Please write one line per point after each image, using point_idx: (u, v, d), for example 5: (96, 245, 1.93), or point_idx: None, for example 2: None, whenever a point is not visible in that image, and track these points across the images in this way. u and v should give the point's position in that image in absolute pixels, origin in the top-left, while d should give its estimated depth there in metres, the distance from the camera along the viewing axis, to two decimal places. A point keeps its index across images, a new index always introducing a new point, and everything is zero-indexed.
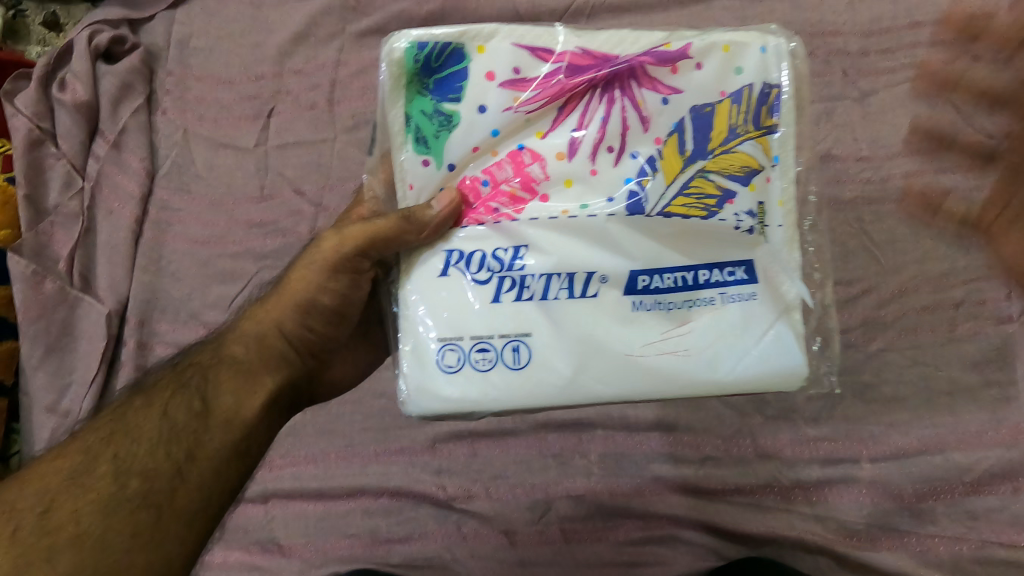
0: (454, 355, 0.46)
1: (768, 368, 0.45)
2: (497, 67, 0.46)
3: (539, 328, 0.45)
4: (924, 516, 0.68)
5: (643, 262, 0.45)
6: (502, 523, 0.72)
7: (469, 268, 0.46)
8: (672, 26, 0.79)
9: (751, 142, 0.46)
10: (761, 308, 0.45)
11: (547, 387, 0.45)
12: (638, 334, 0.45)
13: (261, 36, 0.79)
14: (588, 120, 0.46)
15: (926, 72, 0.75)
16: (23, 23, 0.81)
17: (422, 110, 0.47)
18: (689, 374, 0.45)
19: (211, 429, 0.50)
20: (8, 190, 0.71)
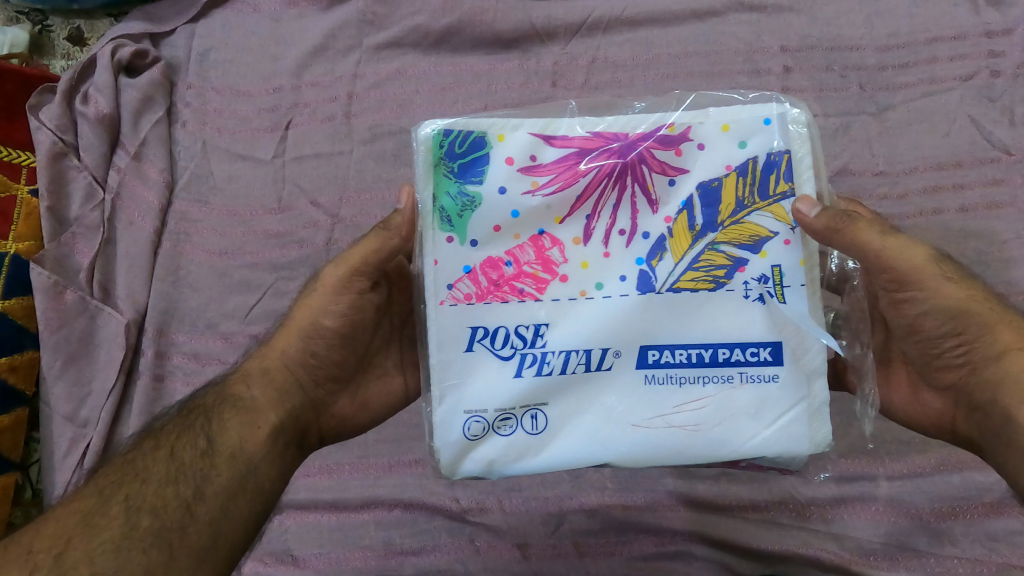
0: (479, 425, 0.48)
1: (783, 447, 0.47)
2: (516, 153, 0.48)
3: (557, 400, 0.48)
4: (944, 536, 0.67)
5: (654, 338, 0.47)
6: (516, 536, 0.72)
7: (493, 344, 0.48)
8: (688, 41, 0.79)
9: (760, 212, 0.47)
10: (779, 392, 0.47)
11: (566, 456, 0.47)
12: (656, 410, 0.47)
13: (279, 49, 0.80)
14: (600, 203, 0.48)
15: (944, 88, 0.74)
16: (48, 38, 0.82)
17: (448, 192, 0.48)
18: (703, 451, 0.47)
19: (219, 466, 0.47)
20: (31, 201, 0.71)
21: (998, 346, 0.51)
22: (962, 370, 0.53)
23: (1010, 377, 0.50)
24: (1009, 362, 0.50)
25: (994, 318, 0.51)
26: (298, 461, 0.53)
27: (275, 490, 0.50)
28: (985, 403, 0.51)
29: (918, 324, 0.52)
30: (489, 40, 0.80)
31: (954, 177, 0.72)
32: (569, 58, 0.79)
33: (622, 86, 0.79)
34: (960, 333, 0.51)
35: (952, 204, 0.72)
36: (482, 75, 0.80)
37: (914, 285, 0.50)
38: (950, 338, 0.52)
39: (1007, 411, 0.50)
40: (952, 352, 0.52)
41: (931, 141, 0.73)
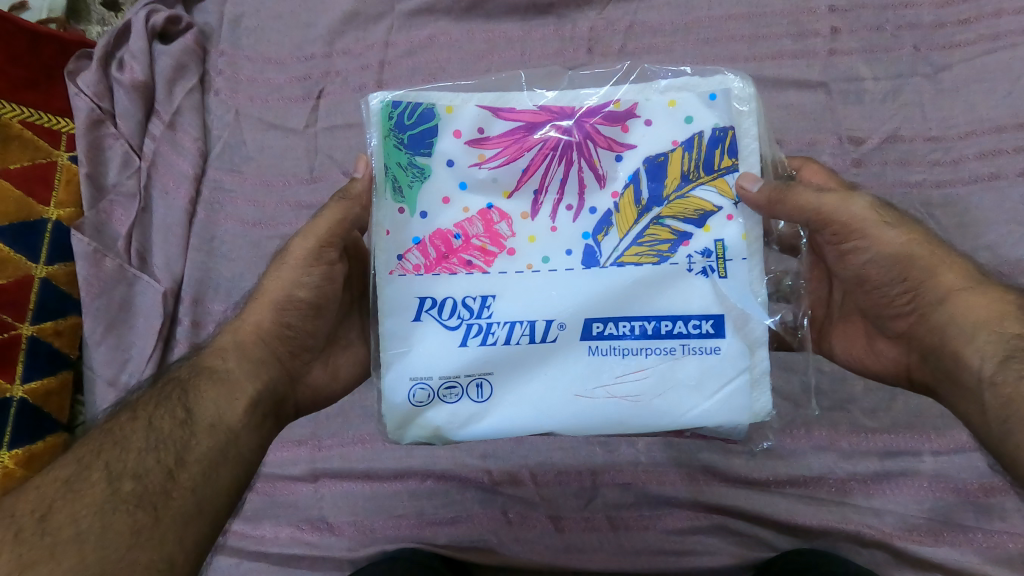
0: (424, 392, 0.47)
1: (722, 418, 0.47)
2: (464, 125, 0.48)
3: (501, 370, 0.47)
4: (991, 512, 0.65)
5: (598, 311, 0.47)
6: (548, 508, 0.72)
7: (440, 313, 0.48)
8: (731, 2, 0.76)
9: (704, 186, 0.47)
10: (719, 364, 0.46)
11: (508, 423, 0.47)
12: (598, 382, 0.47)
13: (311, 15, 0.79)
14: (546, 175, 0.48)
15: (1008, 44, 0.70)
16: (83, 3, 0.82)
17: (398, 162, 0.48)
18: (643, 421, 0.47)
19: (200, 433, 0.46)
20: (71, 168, 0.72)
21: (942, 288, 0.50)
22: (911, 315, 0.52)
23: (955, 317, 0.49)
24: (953, 303, 0.49)
25: (935, 260, 0.50)
26: (277, 432, 0.51)
27: (259, 457, 0.48)
28: (933, 346, 0.51)
29: (866, 274, 0.52)
30: (524, 4, 0.78)
31: (1016, 140, 0.68)
32: (606, 23, 0.77)
33: (661, 51, 0.76)
34: (905, 278, 0.50)
35: (1012, 168, 0.68)
36: (516, 41, 0.78)
37: (854, 234, 0.50)
38: (897, 286, 0.51)
39: (955, 353, 0.49)
40: (902, 298, 0.52)
41: (990, 103, 0.70)
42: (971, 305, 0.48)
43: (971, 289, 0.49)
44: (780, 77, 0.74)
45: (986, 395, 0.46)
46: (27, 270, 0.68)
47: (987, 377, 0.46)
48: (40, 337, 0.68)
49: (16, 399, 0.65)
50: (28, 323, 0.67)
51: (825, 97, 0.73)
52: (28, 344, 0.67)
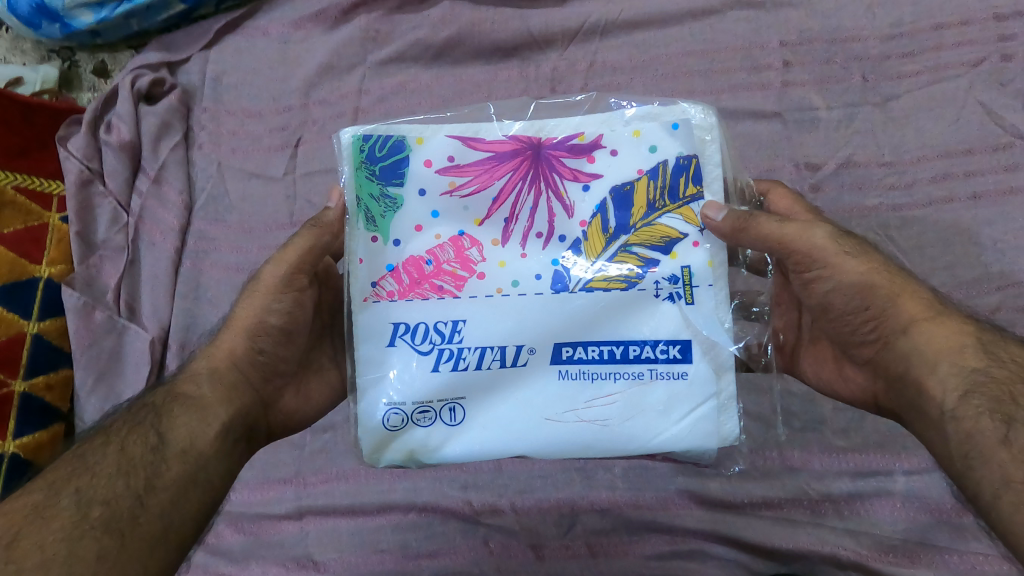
0: (399, 417, 0.49)
1: (688, 443, 0.48)
2: (434, 156, 0.51)
3: (474, 394, 0.49)
4: (965, 531, 0.66)
5: (567, 336, 0.49)
6: (529, 536, 0.72)
7: (414, 339, 0.50)
8: (686, 39, 0.79)
9: (670, 214, 0.50)
10: (687, 390, 0.48)
11: (479, 446, 0.49)
12: (568, 405, 0.48)
13: (288, 69, 0.83)
14: (514, 204, 0.51)
15: (951, 75, 0.73)
16: (76, 73, 0.87)
17: (371, 193, 0.51)
18: (611, 444, 0.48)
19: (171, 460, 0.49)
20: (61, 228, 0.76)
21: (904, 317, 0.52)
22: (876, 343, 0.54)
23: (918, 347, 0.51)
24: (915, 332, 0.51)
25: (898, 289, 0.52)
26: (248, 456, 0.54)
27: (227, 483, 0.51)
28: (898, 374, 0.52)
29: (830, 302, 0.54)
30: (489, 50, 0.81)
31: (964, 165, 0.71)
32: (568, 63, 0.81)
33: (621, 89, 0.79)
34: (867, 308, 0.53)
35: (962, 192, 0.71)
36: (483, 84, 0.81)
37: (817, 263, 0.52)
38: (860, 314, 0.53)
39: (918, 382, 0.50)
40: (866, 326, 0.54)
41: (938, 129, 0.73)
42: (932, 335, 0.50)
43: (933, 318, 0.51)
44: (736, 108, 0.77)
45: (948, 426, 0.48)
46: (20, 327, 0.71)
47: (949, 410, 0.48)
48: (33, 392, 0.71)
49: (9, 454, 0.69)
50: (21, 380, 0.71)
51: (781, 126, 0.76)
52: (21, 399, 0.70)
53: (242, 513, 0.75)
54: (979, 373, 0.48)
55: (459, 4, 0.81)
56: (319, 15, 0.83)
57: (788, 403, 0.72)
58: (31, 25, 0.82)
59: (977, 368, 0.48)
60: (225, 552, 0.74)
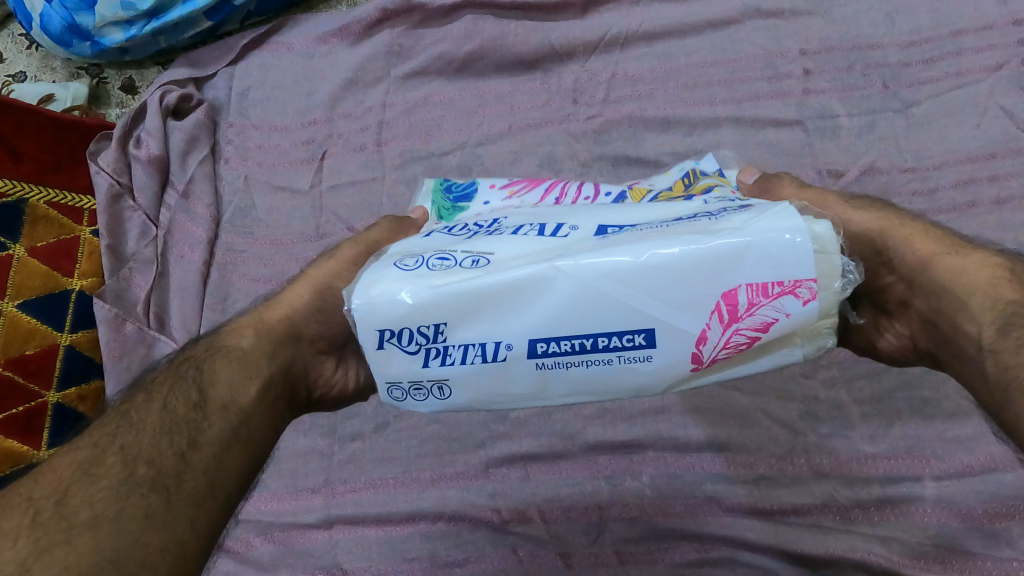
0: (413, 261, 0.41)
1: (771, 252, 0.37)
2: (497, 182, 0.59)
3: (504, 248, 0.40)
4: (998, 538, 0.64)
5: (612, 218, 0.42)
6: (558, 545, 0.71)
7: (450, 230, 0.45)
8: (707, 49, 0.81)
9: (712, 182, 0.53)
10: (759, 215, 0.38)
11: (502, 284, 0.38)
12: (615, 241, 0.39)
13: (313, 84, 0.84)
14: (562, 189, 0.55)
15: (971, 80, 0.75)
16: (104, 89, 0.89)
17: (443, 204, 0.57)
18: (673, 269, 0.37)
19: (211, 416, 0.45)
20: (93, 241, 0.78)
21: (921, 256, 0.48)
22: (900, 285, 0.49)
23: (945, 283, 0.46)
24: (936, 268, 0.47)
25: (908, 230, 0.49)
26: (287, 418, 0.51)
27: (269, 443, 0.48)
28: (928, 312, 0.48)
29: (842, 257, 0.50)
30: (511, 62, 0.83)
31: (988, 169, 0.71)
32: (590, 74, 0.82)
33: (643, 98, 0.80)
34: (878, 254, 0.49)
35: (987, 196, 0.70)
36: (506, 96, 0.82)
37: None
38: (872, 261, 0.50)
39: (951, 321, 0.46)
40: (882, 272, 0.50)
41: (960, 134, 0.73)
42: (955, 268, 0.46)
43: (953, 252, 0.47)
44: (757, 116, 0.77)
45: (988, 362, 0.44)
46: (53, 338, 0.73)
47: (986, 344, 0.44)
48: (65, 402, 0.72)
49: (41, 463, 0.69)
50: (55, 391, 0.72)
51: (803, 133, 0.76)
52: (54, 410, 0.71)
53: (271, 523, 0.75)
54: (1015, 305, 0.44)
55: (481, 19, 0.83)
56: (343, 30, 0.85)
57: (813, 408, 0.73)
58: (62, 43, 0.84)
59: (1015, 300, 0.44)
60: (254, 562, 0.73)
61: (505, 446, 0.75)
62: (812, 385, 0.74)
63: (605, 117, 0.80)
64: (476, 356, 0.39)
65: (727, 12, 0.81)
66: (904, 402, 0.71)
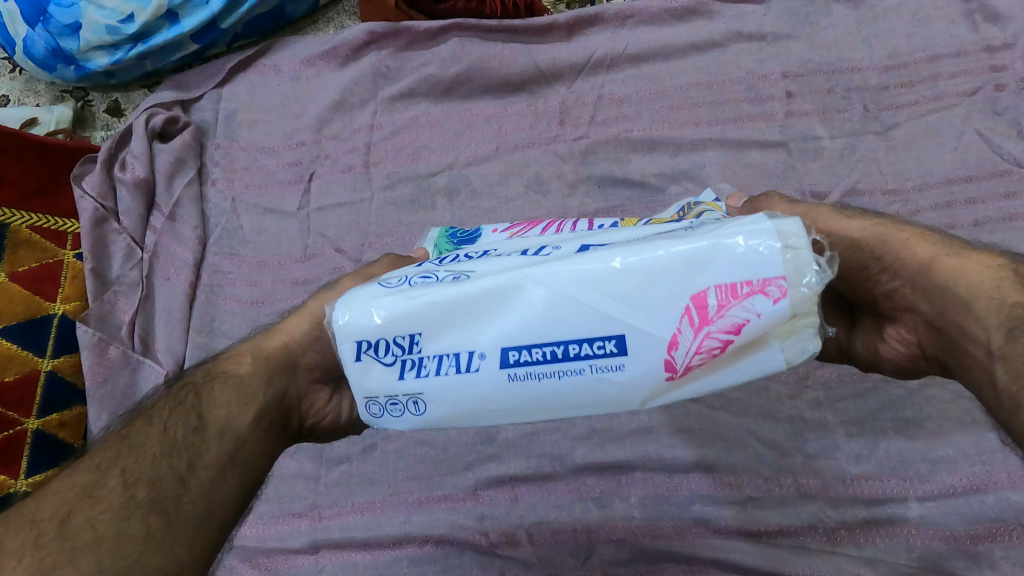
0: (396, 279, 0.42)
1: (743, 253, 0.37)
2: (499, 222, 0.59)
3: (483, 265, 0.41)
4: (981, 560, 0.64)
5: (591, 237, 0.43)
6: (546, 568, 0.70)
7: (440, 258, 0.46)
8: (691, 72, 0.82)
9: (706, 208, 0.52)
10: (728, 223, 0.39)
11: (475, 294, 0.38)
12: (588, 252, 0.39)
13: (301, 106, 0.84)
14: (558, 227, 0.55)
15: (948, 104, 0.76)
16: (90, 112, 0.89)
17: (443, 245, 0.57)
18: (643, 275, 0.37)
19: (209, 440, 0.45)
20: (76, 265, 0.77)
21: (922, 259, 0.48)
22: (903, 289, 0.49)
23: (949, 286, 0.47)
24: (938, 270, 0.48)
25: (906, 234, 0.49)
26: (282, 444, 0.51)
27: (265, 468, 0.48)
28: (934, 316, 0.48)
29: (844, 265, 0.49)
30: (498, 84, 0.83)
31: (967, 192, 0.72)
32: (576, 96, 0.82)
33: (629, 119, 0.81)
34: (879, 260, 0.49)
35: (966, 218, 0.71)
36: (492, 118, 0.83)
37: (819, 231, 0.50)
38: (874, 267, 0.49)
39: (958, 324, 0.46)
40: (884, 278, 0.49)
41: (938, 157, 0.75)
42: (957, 271, 0.47)
43: (951, 255, 0.48)
44: (741, 138, 0.78)
45: (1000, 365, 0.44)
46: (34, 364, 0.72)
47: (996, 347, 0.44)
48: (46, 429, 0.71)
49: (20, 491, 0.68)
50: (34, 418, 0.71)
51: (786, 155, 0.77)
52: (33, 437, 0.70)
53: (257, 548, 0.74)
54: (1019, 307, 0.44)
55: (467, 42, 0.84)
56: (330, 53, 0.85)
57: (799, 429, 0.73)
58: (46, 67, 0.83)
59: (1019, 302, 0.45)
60: None
61: (493, 467, 0.75)
62: (798, 406, 0.74)
63: (592, 139, 0.80)
64: (451, 366, 0.39)
65: (710, 35, 0.82)
66: (888, 423, 0.72)
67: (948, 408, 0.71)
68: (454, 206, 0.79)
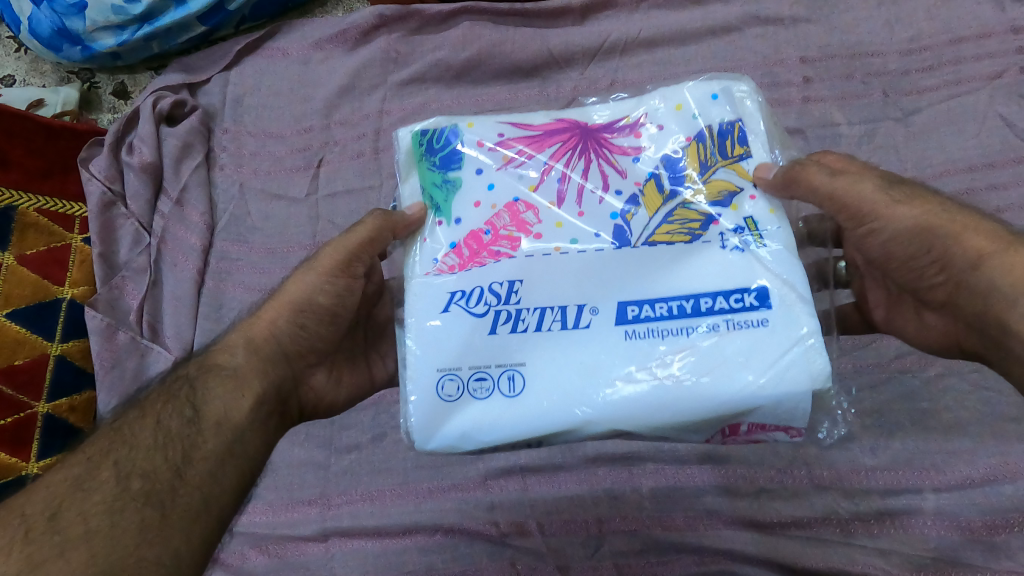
0: (454, 385, 0.45)
1: (778, 389, 0.42)
2: (486, 135, 0.51)
3: (539, 363, 0.45)
4: (999, 551, 0.64)
5: (631, 294, 0.45)
6: (557, 559, 0.69)
7: (468, 302, 0.46)
8: (706, 57, 0.80)
9: (723, 170, 0.48)
10: (767, 336, 0.43)
11: (542, 413, 0.44)
12: (638, 363, 0.44)
13: (309, 91, 0.83)
14: (564, 166, 0.49)
15: (971, 88, 0.75)
16: (96, 94, 0.88)
17: (433, 181, 0.50)
18: (687, 403, 0.43)
19: (205, 432, 0.45)
20: (84, 249, 0.77)
21: (972, 253, 0.47)
22: (949, 283, 0.50)
23: (994, 283, 0.47)
24: (988, 269, 0.47)
25: (960, 226, 0.48)
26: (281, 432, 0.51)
27: (263, 457, 0.48)
28: (977, 311, 0.49)
29: (889, 252, 0.51)
30: (509, 69, 0.82)
31: (989, 178, 0.71)
32: (589, 82, 0.81)
33: None
34: (929, 252, 0.49)
35: (987, 205, 0.70)
36: (504, 103, 0.81)
37: (867, 218, 0.49)
38: (923, 259, 0.50)
39: (998, 321, 0.47)
40: (931, 269, 0.50)
41: (961, 143, 0.73)
42: (1007, 268, 0.46)
43: (1007, 250, 0.46)
44: None
45: None
46: (44, 348, 0.72)
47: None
48: (56, 413, 0.71)
49: (30, 474, 0.69)
50: (45, 401, 0.71)
51: (804, 142, 0.76)
52: (45, 420, 0.71)
53: (267, 535, 0.73)
54: None
55: (479, 25, 0.82)
56: (339, 37, 0.84)
57: None
58: (51, 47, 0.82)
59: None
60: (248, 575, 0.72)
61: (503, 458, 0.74)
62: None
63: None
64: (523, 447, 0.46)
65: (726, 19, 0.80)
66: (904, 414, 0.71)
67: (967, 399, 0.70)
68: None
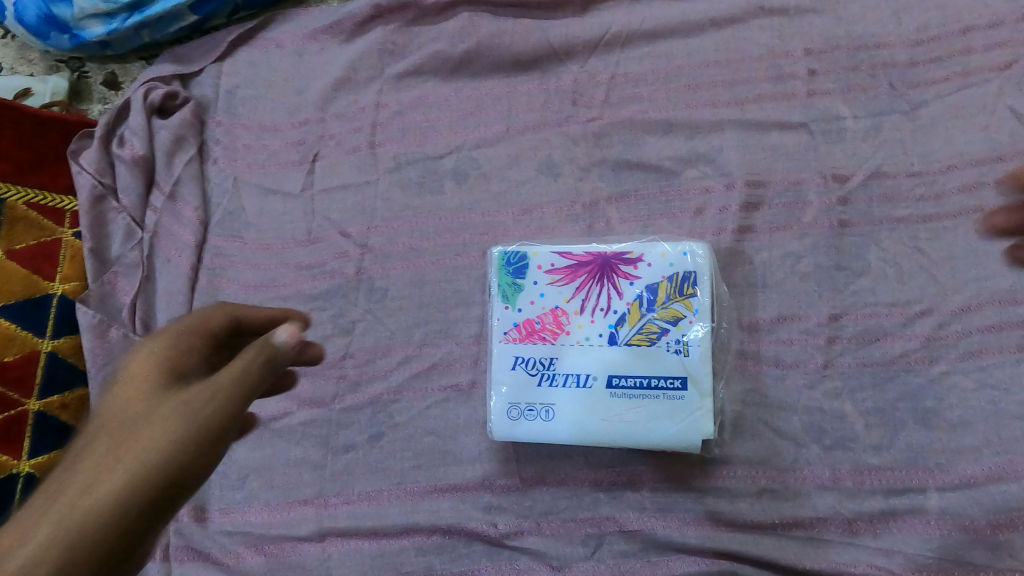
0: (515, 410, 0.67)
1: (688, 433, 0.64)
2: (544, 262, 0.69)
3: (563, 403, 0.66)
4: (1001, 549, 0.64)
5: (616, 368, 0.65)
6: (556, 559, 0.69)
7: (526, 364, 0.67)
8: (709, 50, 0.78)
9: (678, 303, 0.66)
10: (687, 406, 0.64)
11: (565, 432, 0.66)
12: (615, 412, 0.65)
13: (304, 83, 0.82)
14: (589, 292, 0.68)
15: (979, 80, 0.73)
16: (86, 84, 0.86)
17: (506, 283, 0.69)
18: (642, 435, 0.64)
19: (65, 512, 0.37)
20: (75, 244, 0.75)
21: None
22: None
23: None
24: None
25: None
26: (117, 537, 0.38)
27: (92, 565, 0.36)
28: None
29: None
30: (508, 61, 0.80)
31: (995, 172, 0.70)
32: (589, 75, 0.79)
33: (644, 100, 0.78)
34: None
35: (994, 200, 0.70)
36: (503, 97, 0.80)
37: None
38: None
39: None
40: None
41: (968, 136, 0.72)
42: None
43: None
44: (762, 119, 0.75)
45: None
46: (34, 345, 0.71)
47: None
48: (47, 411, 0.70)
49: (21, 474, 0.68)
50: (35, 399, 0.70)
51: (807, 137, 0.75)
52: (35, 418, 0.70)
53: (262, 535, 0.72)
54: None
55: (478, 17, 0.80)
56: (335, 27, 0.82)
57: (819, 420, 0.69)
58: (39, 35, 0.81)
59: None
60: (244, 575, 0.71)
61: (500, 457, 0.72)
62: (816, 397, 0.69)
63: (605, 121, 0.78)
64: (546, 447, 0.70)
65: (730, 10, 0.79)
66: (908, 413, 0.68)
67: None
68: (463, 189, 0.78)
